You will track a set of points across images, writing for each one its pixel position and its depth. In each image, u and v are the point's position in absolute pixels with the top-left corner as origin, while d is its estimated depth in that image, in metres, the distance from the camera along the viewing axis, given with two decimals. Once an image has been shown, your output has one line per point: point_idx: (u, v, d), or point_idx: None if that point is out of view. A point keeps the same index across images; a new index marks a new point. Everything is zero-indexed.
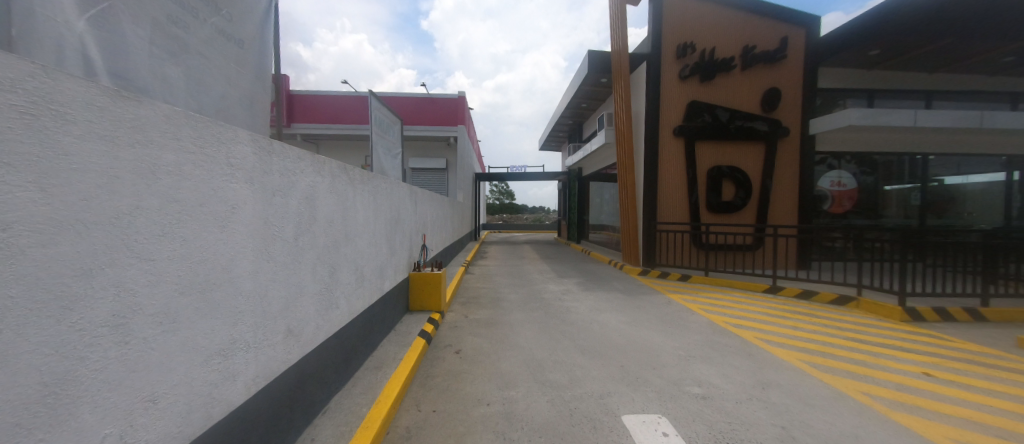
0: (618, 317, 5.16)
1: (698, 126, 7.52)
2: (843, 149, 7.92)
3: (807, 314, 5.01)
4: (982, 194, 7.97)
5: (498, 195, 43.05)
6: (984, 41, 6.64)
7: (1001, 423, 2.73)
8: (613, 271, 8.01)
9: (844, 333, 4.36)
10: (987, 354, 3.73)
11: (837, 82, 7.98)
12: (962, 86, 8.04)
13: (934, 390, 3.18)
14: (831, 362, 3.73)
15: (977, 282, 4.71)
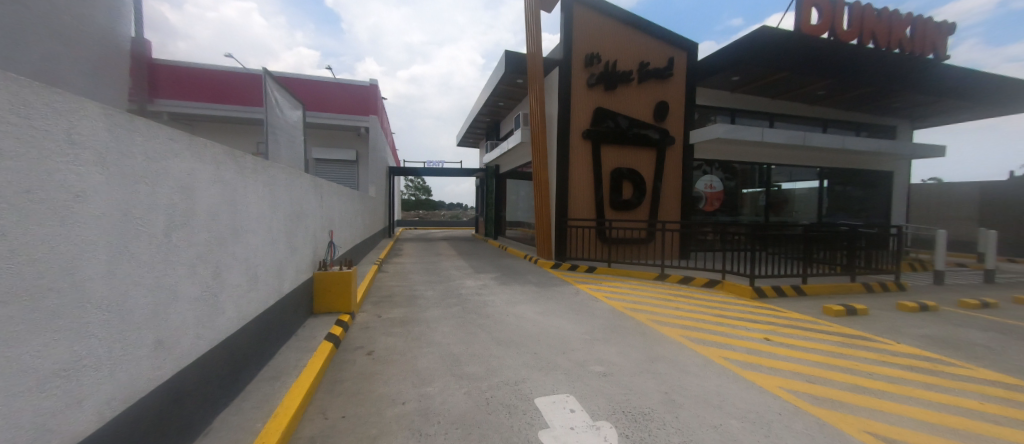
0: (531, 308, 5.45)
1: (605, 131, 8.28)
2: (715, 157, 9.44)
3: (687, 296, 5.90)
4: (804, 197, 10.31)
5: (414, 190, 41.64)
6: (806, 78, 8.53)
7: (811, 371, 3.61)
8: (529, 265, 8.38)
9: (713, 310, 5.25)
10: (804, 320, 4.86)
11: (711, 101, 9.49)
12: (792, 111, 10.22)
13: (771, 350, 4.04)
14: (703, 334, 4.47)
15: (799, 264, 6.05)
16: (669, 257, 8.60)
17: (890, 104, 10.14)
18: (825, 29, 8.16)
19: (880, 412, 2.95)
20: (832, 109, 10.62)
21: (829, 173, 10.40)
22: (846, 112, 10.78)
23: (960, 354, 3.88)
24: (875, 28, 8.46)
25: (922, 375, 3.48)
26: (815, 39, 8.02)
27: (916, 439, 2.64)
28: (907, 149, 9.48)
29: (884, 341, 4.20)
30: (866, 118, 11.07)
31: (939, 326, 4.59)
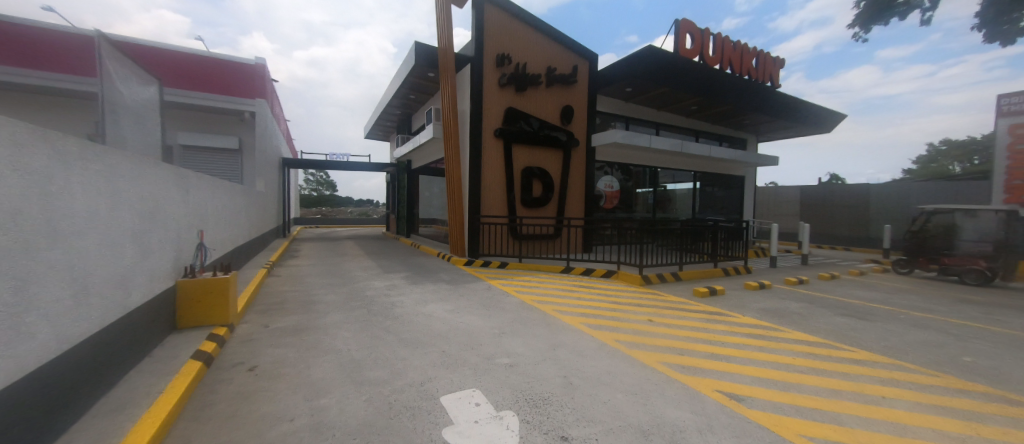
0: (441, 306, 5.38)
1: (517, 131, 8.57)
2: (614, 159, 10.43)
3: (587, 286, 6.44)
4: (683, 197, 12.01)
5: (315, 185, 37.88)
6: (683, 93, 9.92)
7: (678, 344, 4.23)
8: (442, 263, 8.26)
9: (609, 297, 5.83)
10: (677, 301, 5.68)
11: (611, 108, 10.48)
12: (674, 122, 11.83)
13: (649, 330, 4.63)
14: (598, 320, 4.93)
15: (676, 254, 7.04)
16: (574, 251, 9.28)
17: (743, 120, 12.37)
18: (696, 53, 9.56)
19: (727, 374, 3.61)
20: (703, 122, 12.57)
21: (700, 177, 12.27)
22: (714, 125, 12.87)
23: (783, 321, 4.93)
24: (732, 57, 10.20)
25: (754, 339, 4.34)
26: (689, 60, 9.34)
27: (750, 393, 3.29)
28: (755, 159, 11.69)
29: (734, 315, 5.14)
30: (727, 131, 13.35)
31: (770, 300, 5.78)
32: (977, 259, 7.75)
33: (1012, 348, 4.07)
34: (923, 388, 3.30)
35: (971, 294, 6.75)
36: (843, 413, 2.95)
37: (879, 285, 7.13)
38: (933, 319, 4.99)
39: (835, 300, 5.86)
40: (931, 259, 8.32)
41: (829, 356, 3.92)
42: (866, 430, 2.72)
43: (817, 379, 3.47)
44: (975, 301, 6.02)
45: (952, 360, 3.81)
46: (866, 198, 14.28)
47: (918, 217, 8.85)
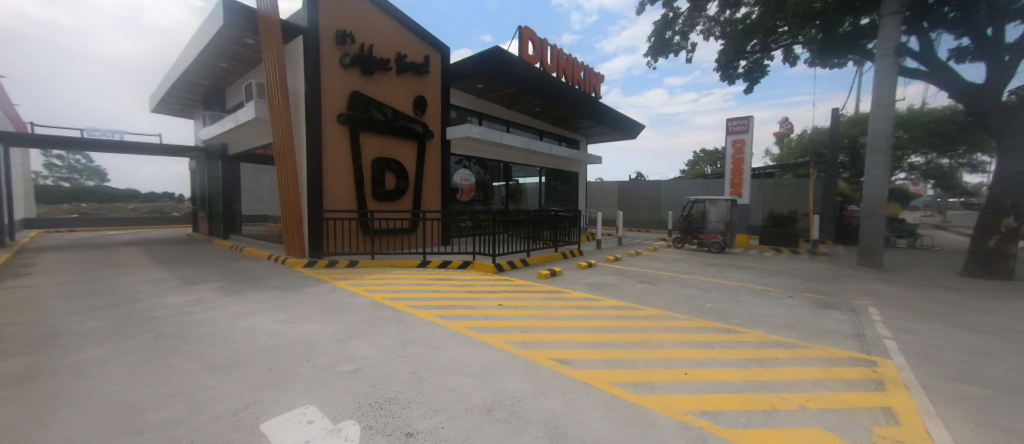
0: (268, 318, 4.56)
1: (367, 119, 7.98)
2: (470, 153, 10.81)
3: (442, 279, 6.51)
4: (531, 190, 13.34)
5: (69, 172, 26.91)
6: (527, 95, 10.97)
7: (515, 322, 4.67)
8: (274, 267, 7.03)
9: (463, 287, 6.03)
10: (520, 284, 6.30)
11: (464, 103, 10.80)
12: (521, 120, 13.05)
13: (493, 313, 4.95)
14: (447, 310, 5.02)
15: (524, 242, 7.77)
16: (432, 245, 9.24)
17: (575, 124, 14.52)
18: (537, 60, 10.66)
19: (557, 342, 4.18)
20: (546, 123, 14.25)
21: (545, 172, 13.86)
22: (554, 127, 14.72)
23: (601, 291, 6.01)
24: (566, 68, 11.74)
25: (575, 309, 5.15)
26: (532, 65, 10.29)
27: (574, 355, 3.89)
28: (585, 157, 13.87)
29: (566, 291, 6.01)
30: (564, 133, 15.49)
31: (593, 275, 6.99)
32: (716, 234, 11.02)
33: (730, 293, 5.98)
34: (682, 329, 4.52)
35: (712, 259, 9.63)
36: (636, 359, 3.80)
37: (663, 257, 9.44)
38: (691, 279, 6.88)
39: (636, 271, 7.49)
40: (693, 235, 11.39)
41: (628, 315, 4.99)
42: (649, 369, 3.61)
43: (620, 334, 4.36)
44: (713, 264, 8.60)
45: (700, 306, 5.34)
46: (659, 191, 18.62)
47: (686, 206, 11.91)
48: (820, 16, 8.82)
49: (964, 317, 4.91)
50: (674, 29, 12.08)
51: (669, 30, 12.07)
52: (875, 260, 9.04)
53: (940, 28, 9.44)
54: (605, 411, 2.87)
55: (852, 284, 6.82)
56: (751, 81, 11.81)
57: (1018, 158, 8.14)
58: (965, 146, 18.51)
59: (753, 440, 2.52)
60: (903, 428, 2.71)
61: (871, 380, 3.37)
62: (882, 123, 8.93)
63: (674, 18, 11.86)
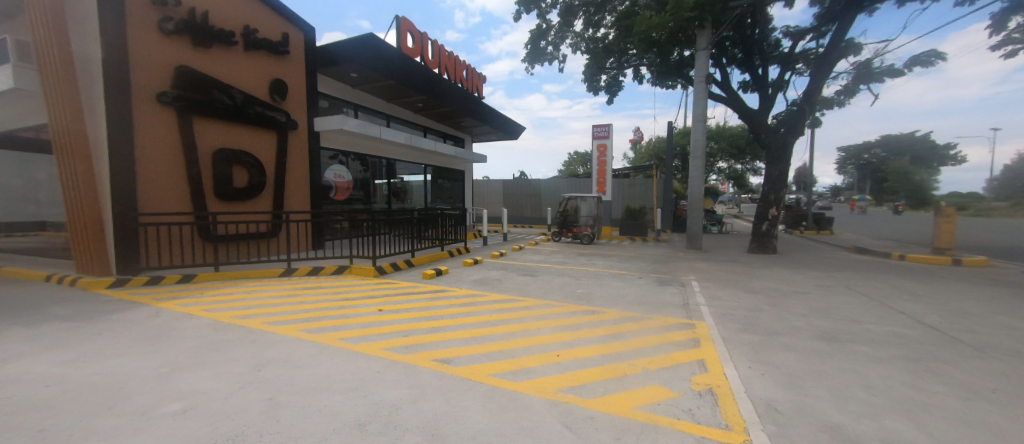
0: (40, 361, 3.31)
1: (203, 102, 6.68)
2: (343, 148, 10.05)
3: (312, 288, 5.82)
4: (416, 188, 13.07)
5: None
6: (405, 90, 10.66)
7: (393, 328, 4.44)
8: (59, 292, 5.21)
9: (338, 295, 5.49)
10: (401, 286, 6.08)
11: (334, 93, 9.93)
12: (403, 115, 12.66)
13: (371, 320, 4.63)
14: (315, 323, 4.47)
15: (408, 242, 7.55)
16: (301, 250, 8.23)
17: (459, 122, 14.75)
18: (417, 54, 10.41)
19: (438, 342, 4.12)
20: (430, 120, 14.11)
21: (430, 170, 13.77)
22: (438, 124, 14.67)
23: (485, 287, 6.20)
24: (448, 65, 11.77)
25: (458, 307, 5.20)
26: (413, 59, 10.02)
27: (455, 353, 3.88)
28: (472, 156, 14.18)
29: (452, 289, 6.03)
30: (448, 130, 15.57)
31: (479, 272, 7.17)
32: (587, 227, 12.48)
33: (596, 278, 6.83)
34: (555, 315, 4.97)
35: (583, 250, 10.87)
36: (515, 348, 4.00)
37: (543, 250, 10.27)
38: (564, 269, 7.63)
39: (519, 265, 7.96)
40: (568, 229, 12.67)
41: (509, 307, 5.26)
42: (526, 356, 3.84)
43: (501, 327, 4.54)
44: (583, 254, 9.69)
45: (571, 292, 5.95)
46: (539, 189, 20.17)
47: (561, 203, 13.08)
48: (658, 46, 10.37)
49: (748, 283, 6.60)
50: (547, 40, 13.25)
51: (543, 40, 13.20)
52: (698, 243, 11.41)
53: (733, 65, 12.29)
54: (483, 404, 2.92)
55: (683, 263, 8.50)
56: (611, 94, 13.65)
57: (776, 164, 11.24)
58: (749, 155, 25.04)
59: (608, 405, 2.89)
60: (710, 374, 3.50)
61: (692, 339, 4.25)
62: (699, 135, 11.29)
63: (547, 29, 13.01)
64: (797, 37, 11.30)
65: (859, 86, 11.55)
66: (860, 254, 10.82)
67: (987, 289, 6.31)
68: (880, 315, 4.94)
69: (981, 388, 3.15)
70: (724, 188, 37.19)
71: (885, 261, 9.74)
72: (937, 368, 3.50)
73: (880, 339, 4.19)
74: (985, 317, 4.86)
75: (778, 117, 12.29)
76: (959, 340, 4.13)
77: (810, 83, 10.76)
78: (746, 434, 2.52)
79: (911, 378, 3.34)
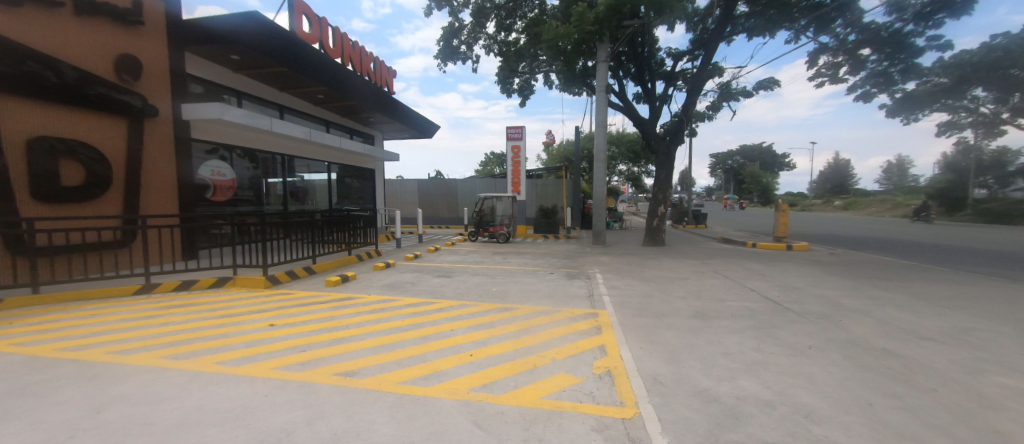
0: None
1: (11, 76, 5.20)
2: (225, 141, 8.84)
3: (183, 306, 4.91)
4: (317, 187, 12.28)
5: None
6: (303, 79, 9.68)
7: (289, 343, 3.91)
8: None
9: (218, 312, 4.73)
10: (301, 296, 5.54)
11: (209, 76, 8.56)
12: (299, 107, 11.56)
13: (261, 337, 4.03)
14: (180, 347, 3.66)
15: (307, 247, 6.98)
16: (167, 261, 6.90)
17: (368, 118, 14.01)
18: (316, 40, 9.56)
19: (343, 354, 3.74)
20: (334, 113, 13.17)
21: (335, 168, 13.02)
22: (342, 118, 13.69)
23: (398, 291, 5.97)
24: (352, 56, 11.04)
25: (369, 315, 4.88)
26: (310, 45, 9.19)
27: (362, 364, 3.54)
28: (383, 154, 13.52)
29: (360, 296, 5.66)
30: (355, 126, 14.67)
31: (391, 276, 6.86)
32: (502, 226, 12.90)
33: (510, 276, 7.04)
34: (470, 315, 4.97)
35: (499, 248, 11.13)
36: (427, 352, 3.88)
37: (459, 251, 10.25)
38: (478, 268, 7.74)
39: (434, 266, 7.82)
40: (484, 229, 12.92)
41: (423, 310, 5.12)
42: (438, 359, 3.73)
43: (413, 331, 4.38)
44: (499, 252, 9.92)
45: (486, 291, 6.05)
46: (456, 189, 20.06)
47: (477, 203, 13.17)
48: (565, 55, 11.08)
49: (641, 273, 7.44)
50: (460, 38, 13.27)
51: (456, 39, 13.18)
52: (602, 239, 12.50)
53: (628, 78, 13.74)
54: (392, 415, 2.64)
55: (588, 258, 9.24)
56: (524, 97, 14.20)
57: (663, 167, 12.89)
58: (644, 159, 28.33)
59: (518, 398, 2.97)
60: (609, 357, 3.85)
61: (595, 327, 4.63)
62: (601, 139, 12.35)
63: (459, 28, 13.01)
64: (677, 58, 13.07)
65: (722, 103, 13.83)
66: (726, 244, 13.03)
67: (805, 268, 8.12)
68: (738, 293, 6.00)
69: (803, 346, 4.02)
70: (625, 188, 41.47)
71: (743, 248, 11.88)
72: (775, 333, 4.37)
73: (737, 313, 5.08)
74: (804, 289, 6.24)
75: (665, 126, 14.11)
76: (789, 309, 5.22)
77: (687, 98, 12.51)
78: (636, 408, 2.82)
79: (757, 343, 4.11)
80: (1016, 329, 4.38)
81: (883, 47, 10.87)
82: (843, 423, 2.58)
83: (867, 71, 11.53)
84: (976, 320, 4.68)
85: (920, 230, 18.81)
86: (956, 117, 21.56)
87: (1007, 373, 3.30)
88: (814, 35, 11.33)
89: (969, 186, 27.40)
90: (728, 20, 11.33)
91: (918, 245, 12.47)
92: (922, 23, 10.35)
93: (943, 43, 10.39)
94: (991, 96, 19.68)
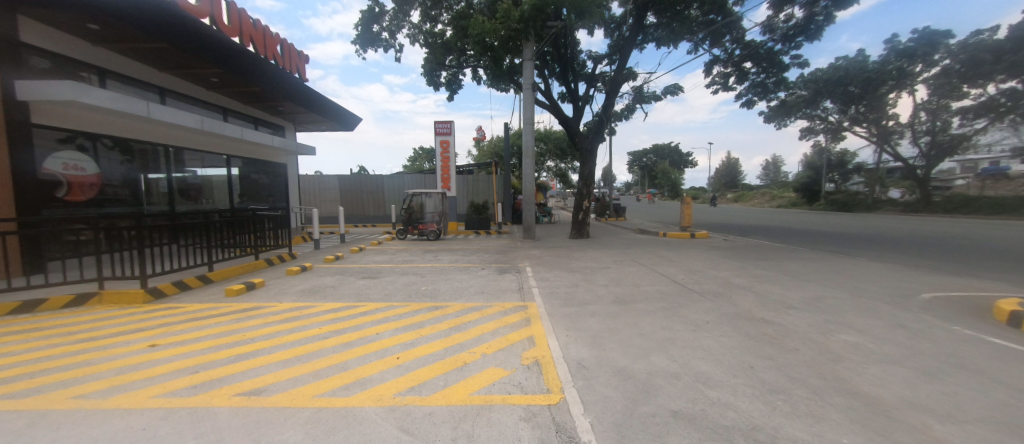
0: None
1: None
2: (86, 129, 7.35)
3: (23, 334, 3.95)
4: (215, 184, 10.85)
5: None
6: (193, 59, 8.37)
7: (178, 365, 3.38)
8: None
9: (75, 337, 3.90)
10: (192, 310, 4.82)
11: (57, 48, 6.98)
12: (186, 91, 9.99)
13: (138, 361, 3.42)
14: (18, 384, 2.92)
15: (202, 253, 6.15)
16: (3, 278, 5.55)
17: (277, 107, 12.64)
18: (205, 14, 8.34)
19: (248, 370, 3.35)
20: (233, 100, 11.65)
21: (237, 162, 11.60)
22: (244, 105, 12.16)
23: (316, 297, 5.52)
24: (254, 36, 9.86)
25: (282, 325, 4.43)
26: (200, 20, 8.01)
27: (271, 381, 3.17)
28: (297, 147, 12.35)
29: (271, 304, 5.12)
30: (262, 115, 13.16)
31: (309, 281, 6.33)
32: (432, 223, 12.59)
33: (441, 273, 6.92)
34: (397, 317, 4.79)
35: (429, 246, 10.88)
36: (350, 359, 3.64)
37: (386, 250, 9.77)
38: (406, 267, 7.48)
39: (358, 268, 7.37)
40: (413, 226, 12.50)
41: (344, 315, 4.81)
42: (362, 365, 3.52)
43: (333, 339, 4.09)
44: (429, 250, 9.68)
45: (416, 290, 5.88)
46: (382, 185, 19.05)
47: (406, 199, 12.67)
48: (492, 51, 11.12)
49: (567, 265, 7.82)
50: (381, 25, 12.64)
51: (377, 24, 12.51)
52: (532, 233, 12.89)
53: (553, 77, 14.28)
54: (307, 430, 2.42)
55: (518, 252, 9.45)
56: (452, 91, 14.00)
57: (586, 164, 13.64)
58: (571, 156, 29.76)
59: (447, 397, 2.93)
60: (537, 347, 3.98)
61: (523, 319, 4.77)
62: (529, 136, 12.65)
63: (380, 13, 12.34)
64: (597, 61, 13.91)
65: (636, 104, 15.06)
66: (642, 234, 14.31)
67: (704, 253, 9.27)
68: (651, 278, 6.64)
69: (702, 321, 4.59)
70: (553, 184, 43.27)
71: (655, 238, 13.15)
72: (681, 312, 4.92)
73: (651, 296, 5.61)
74: (704, 271, 7.12)
75: (587, 126, 14.95)
76: (692, 289, 5.92)
77: (606, 99, 13.40)
78: (561, 393, 2.96)
79: (666, 322, 4.58)
80: (851, 294, 5.51)
81: (760, 62, 12.79)
82: (732, 385, 2.99)
83: (750, 81, 13.42)
84: (824, 289, 5.80)
85: (788, 218, 22.63)
86: (813, 123, 26.16)
87: (847, 331, 4.13)
88: (709, 47, 12.89)
89: (822, 181, 33.64)
90: (639, 28, 12.35)
91: (787, 230, 15.04)
92: (787, 43, 12.34)
93: (802, 61, 12.51)
94: (836, 107, 24.58)
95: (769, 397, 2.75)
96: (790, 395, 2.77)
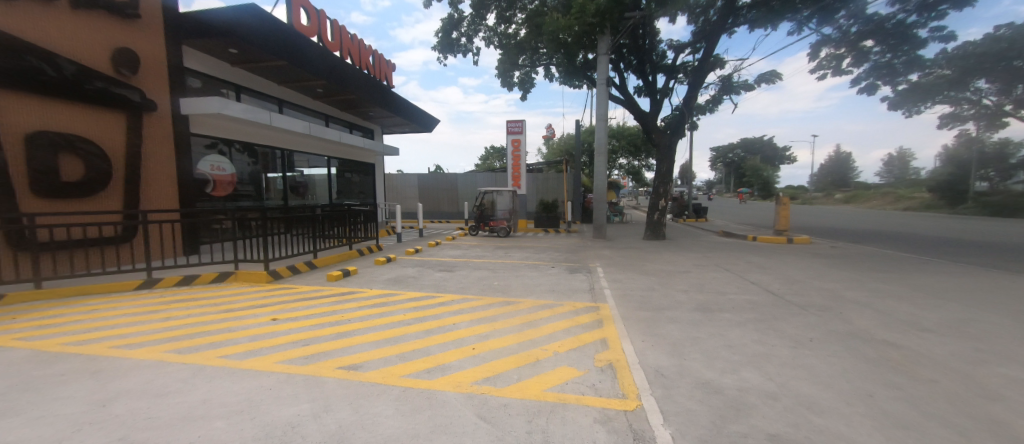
0: None
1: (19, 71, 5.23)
2: (227, 136, 8.90)
3: (185, 302, 4.92)
4: (318, 182, 12.35)
5: None
6: (302, 73, 9.59)
7: (293, 337, 3.92)
8: None
9: (220, 307, 4.75)
10: (304, 291, 5.57)
11: (209, 71, 8.54)
12: (299, 101, 11.52)
13: (265, 331, 4.03)
14: (184, 342, 3.64)
15: (309, 242, 7.06)
16: (170, 256, 6.97)
17: (367, 112, 13.97)
18: (314, 33, 9.52)
19: (347, 347, 3.75)
20: (333, 107, 13.14)
21: (335, 163, 13.07)
22: (341, 112, 13.64)
23: (399, 285, 6.00)
24: (351, 49, 11.01)
25: (374, 309, 4.89)
26: (307, 38, 9.16)
27: (366, 359, 3.52)
28: (383, 149, 13.51)
29: (363, 290, 5.69)
30: (354, 120, 14.65)
31: (393, 271, 6.89)
32: (503, 220, 12.89)
33: (512, 270, 7.05)
34: (473, 309, 4.99)
35: (502, 243, 11.15)
36: (431, 346, 3.88)
37: (460, 245, 10.24)
38: (480, 262, 7.77)
39: (436, 261, 7.84)
40: (485, 223, 12.91)
41: (425, 304, 5.15)
42: (442, 352, 3.74)
43: (416, 325, 4.40)
44: (501, 247, 9.93)
45: (489, 285, 6.08)
46: (455, 183, 20.03)
47: (478, 197, 13.17)
48: (566, 47, 11.03)
49: (643, 267, 7.46)
50: (459, 30, 13.25)
51: (455, 30, 13.14)
52: (604, 232, 12.53)
53: (629, 70, 13.70)
54: (396, 407, 2.63)
55: (591, 252, 9.26)
56: (524, 90, 14.14)
57: (664, 161, 12.84)
58: (645, 152, 28.34)
59: (523, 391, 2.98)
60: (611, 350, 3.86)
61: (597, 320, 4.66)
62: (602, 133, 12.30)
63: (458, 20, 12.94)
64: (679, 50, 13.02)
65: (723, 96, 13.80)
66: (727, 237, 13.06)
67: (807, 260, 8.16)
68: (739, 286, 6.03)
69: (803, 338, 4.04)
70: (624, 182, 41.64)
71: (743, 242, 11.92)
72: (776, 325, 4.40)
73: (739, 306, 5.10)
74: (806, 281, 6.26)
75: (666, 120, 14.07)
76: (790, 301, 5.25)
77: (689, 90, 12.47)
78: (638, 400, 2.83)
79: (759, 336, 4.13)
80: (1016, 320, 4.40)
81: (886, 39, 10.84)
82: (845, 413, 2.60)
83: (871, 63, 11.48)
84: (974, 312, 4.72)
85: (920, 222, 18.82)
86: (958, 110, 21.49)
87: (1007, 364, 3.32)
88: (817, 26, 11.30)
89: (969, 179, 27.41)
90: (730, 11, 11.27)
91: (920, 238, 12.49)
92: (925, 13, 10.30)
93: (946, 34, 10.35)
94: (994, 87, 19.85)
95: (895, 432, 2.33)
96: (924, 433, 2.31)
